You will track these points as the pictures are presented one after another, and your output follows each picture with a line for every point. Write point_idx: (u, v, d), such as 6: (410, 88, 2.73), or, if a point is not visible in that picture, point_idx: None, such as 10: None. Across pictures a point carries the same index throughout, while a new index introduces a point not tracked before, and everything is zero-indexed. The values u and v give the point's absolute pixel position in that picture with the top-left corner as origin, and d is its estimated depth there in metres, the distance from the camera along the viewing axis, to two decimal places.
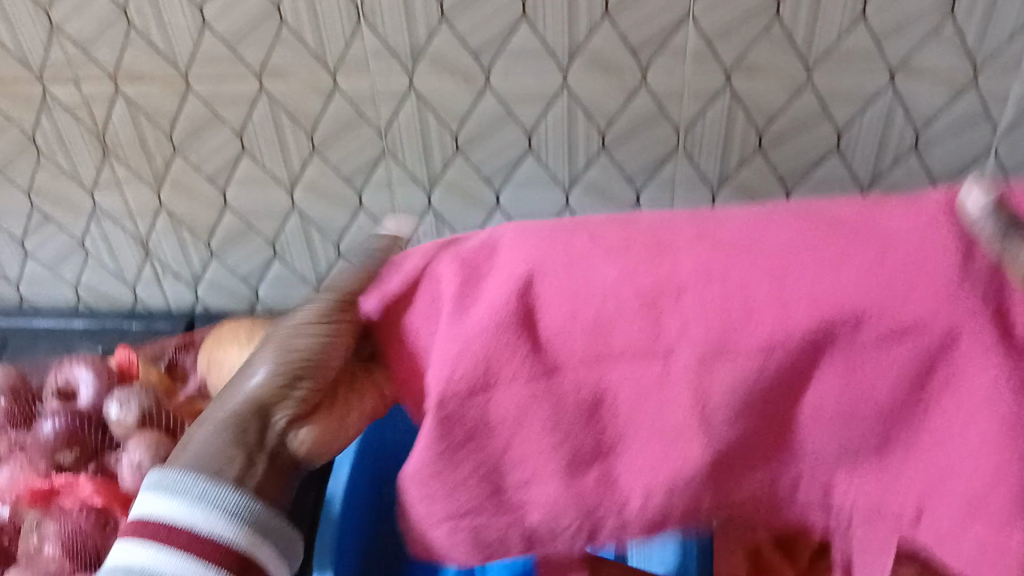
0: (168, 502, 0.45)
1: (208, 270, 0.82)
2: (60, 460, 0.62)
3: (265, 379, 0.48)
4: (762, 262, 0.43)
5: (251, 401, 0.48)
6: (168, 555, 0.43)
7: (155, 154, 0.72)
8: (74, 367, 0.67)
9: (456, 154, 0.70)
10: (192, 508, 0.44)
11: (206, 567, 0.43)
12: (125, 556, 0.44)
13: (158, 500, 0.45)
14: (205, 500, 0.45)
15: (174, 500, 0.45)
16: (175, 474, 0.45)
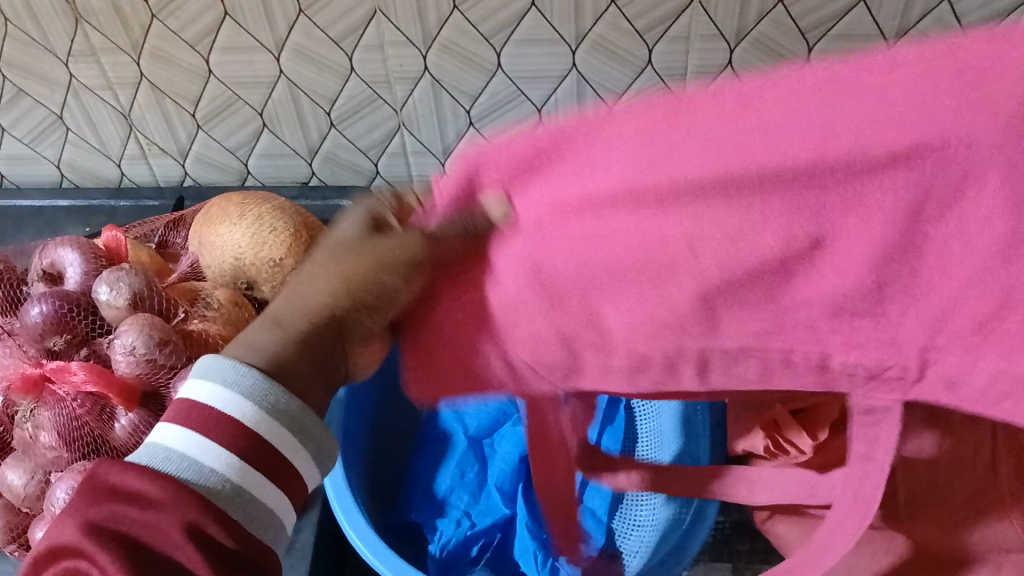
0: (203, 385, 0.34)
1: (196, 143, 0.79)
2: (51, 346, 0.59)
3: (332, 283, 0.35)
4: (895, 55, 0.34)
5: (317, 303, 0.35)
6: (197, 441, 0.33)
7: (131, 20, 0.67)
8: (59, 249, 0.63)
9: (453, 12, 0.66)
10: (229, 393, 0.33)
11: (231, 464, 0.33)
12: (151, 438, 0.34)
13: (195, 382, 0.35)
14: (243, 386, 0.33)
15: (211, 381, 0.34)
16: (214, 355, 0.34)
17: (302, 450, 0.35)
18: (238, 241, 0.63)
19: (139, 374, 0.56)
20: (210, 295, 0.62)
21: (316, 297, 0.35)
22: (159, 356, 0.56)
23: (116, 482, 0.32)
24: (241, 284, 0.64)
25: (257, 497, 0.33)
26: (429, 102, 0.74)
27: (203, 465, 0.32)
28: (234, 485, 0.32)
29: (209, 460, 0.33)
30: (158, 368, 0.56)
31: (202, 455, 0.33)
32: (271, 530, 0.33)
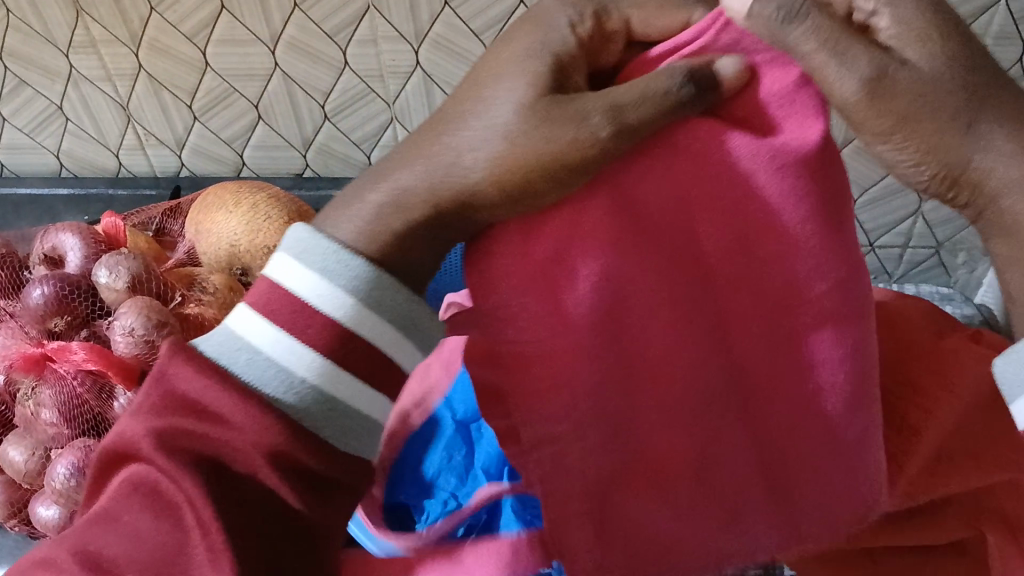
0: (300, 270, 0.35)
1: (192, 134, 0.81)
2: (52, 327, 0.61)
3: (493, 166, 0.34)
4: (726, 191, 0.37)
5: (461, 179, 0.35)
6: (286, 345, 0.34)
7: (130, 13, 0.69)
8: (60, 234, 0.65)
9: (444, 7, 0.67)
10: (328, 283, 0.34)
11: (331, 363, 0.35)
12: (240, 331, 0.35)
13: (291, 266, 0.35)
14: (344, 275, 0.35)
15: (319, 274, 0.35)
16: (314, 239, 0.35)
17: (405, 344, 0.36)
18: (233, 228, 0.65)
19: (138, 354, 0.59)
20: (206, 279, 0.65)
21: (462, 171, 0.35)
22: (158, 338, 0.58)
23: (184, 393, 0.34)
24: (236, 269, 0.66)
25: (348, 404, 0.35)
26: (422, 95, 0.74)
27: (298, 377, 0.34)
28: (321, 389, 0.34)
29: (299, 367, 0.34)
30: (153, 350, 0.59)
31: (294, 363, 0.34)
32: (358, 433, 0.36)
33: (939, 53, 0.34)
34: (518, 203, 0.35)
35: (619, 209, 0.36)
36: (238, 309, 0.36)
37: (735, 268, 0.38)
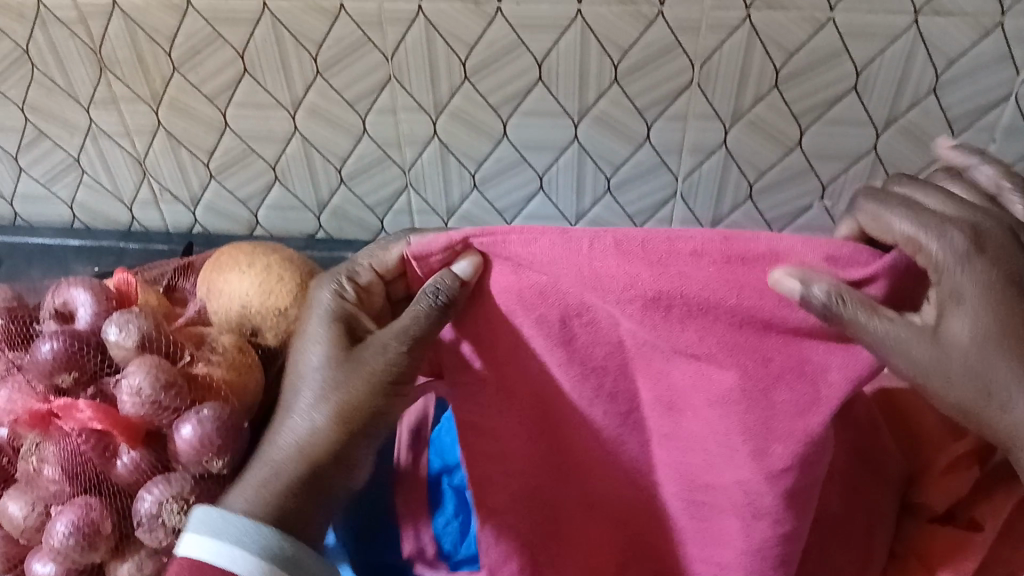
0: (213, 545, 0.52)
1: (207, 192, 0.80)
2: (59, 382, 0.61)
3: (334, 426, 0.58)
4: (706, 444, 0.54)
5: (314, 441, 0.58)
6: (224, 551, 0.52)
7: (153, 71, 0.70)
8: (71, 288, 0.65)
9: (465, 81, 0.68)
10: (231, 548, 0.52)
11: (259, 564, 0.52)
12: (196, 548, 0.53)
13: (203, 542, 0.53)
14: (245, 540, 0.53)
15: (226, 542, 0.53)
16: (228, 516, 0.54)
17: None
18: (245, 290, 0.65)
19: (144, 414, 0.58)
20: (216, 339, 0.65)
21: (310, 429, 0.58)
22: (166, 398, 0.58)
23: None
24: (246, 330, 0.66)
25: None
26: (437, 166, 0.75)
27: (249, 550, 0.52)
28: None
29: (240, 567, 0.52)
30: (162, 410, 0.59)
31: (239, 565, 0.52)
32: None
33: (979, 326, 0.47)
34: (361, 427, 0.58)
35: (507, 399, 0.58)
36: (189, 535, 0.54)
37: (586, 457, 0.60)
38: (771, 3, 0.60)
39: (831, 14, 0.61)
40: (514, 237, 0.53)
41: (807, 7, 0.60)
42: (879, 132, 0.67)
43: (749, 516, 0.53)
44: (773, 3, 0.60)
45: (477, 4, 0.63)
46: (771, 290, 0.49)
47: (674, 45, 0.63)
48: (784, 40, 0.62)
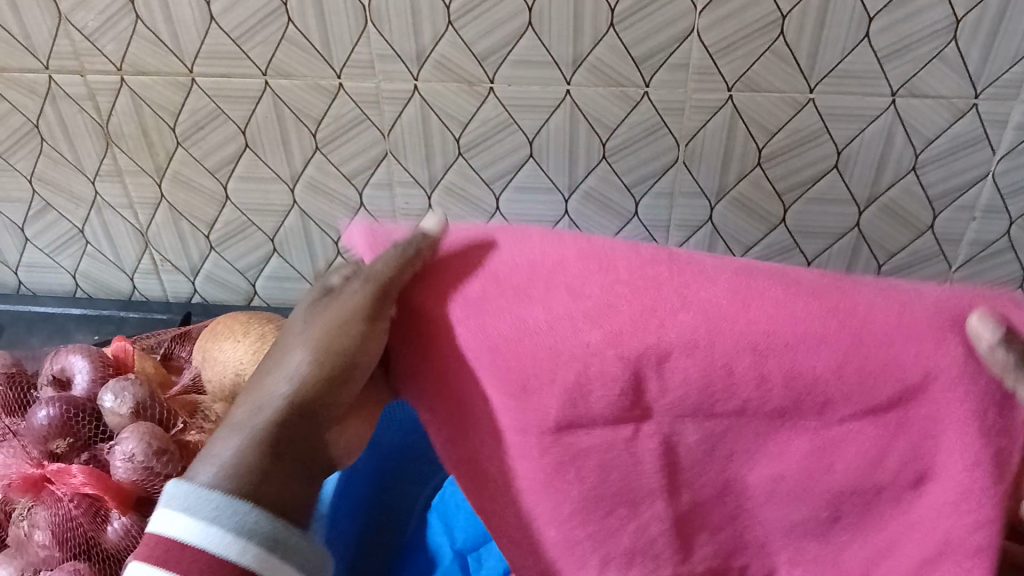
0: (189, 522, 0.39)
1: (208, 262, 0.82)
2: (53, 448, 0.62)
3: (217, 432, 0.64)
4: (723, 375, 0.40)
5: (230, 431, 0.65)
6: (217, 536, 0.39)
7: (157, 146, 0.73)
8: (69, 355, 0.67)
9: (458, 157, 0.70)
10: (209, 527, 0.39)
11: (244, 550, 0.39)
12: (173, 525, 0.40)
13: (177, 519, 0.40)
14: (221, 518, 0.39)
15: (201, 521, 0.39)
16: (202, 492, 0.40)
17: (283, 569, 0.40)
18: (239, 357, 0.66)
19: (136, 479, 0.59)
20: (208, 407, 0.66)
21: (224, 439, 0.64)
22: (157, 465, 0.59)
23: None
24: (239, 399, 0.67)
25: None
26: None
27: (248, 540, 0.39)
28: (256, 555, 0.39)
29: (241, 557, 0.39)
30: (155, 476, 0.59)
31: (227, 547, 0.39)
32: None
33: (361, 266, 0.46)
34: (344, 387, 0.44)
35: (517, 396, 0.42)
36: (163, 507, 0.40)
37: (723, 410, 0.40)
38: (751, 86, 0.63)
39: (811, 97, 0.63)
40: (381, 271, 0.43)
41: (786, 89, 0.63)
42: (861, 210, 0.69)
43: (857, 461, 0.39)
44: (754, 86, 0.63)
45: (470, 85, 0.65)
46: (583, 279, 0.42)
47: (661, 124, 0.66)
48: (766, 121, 0.65)
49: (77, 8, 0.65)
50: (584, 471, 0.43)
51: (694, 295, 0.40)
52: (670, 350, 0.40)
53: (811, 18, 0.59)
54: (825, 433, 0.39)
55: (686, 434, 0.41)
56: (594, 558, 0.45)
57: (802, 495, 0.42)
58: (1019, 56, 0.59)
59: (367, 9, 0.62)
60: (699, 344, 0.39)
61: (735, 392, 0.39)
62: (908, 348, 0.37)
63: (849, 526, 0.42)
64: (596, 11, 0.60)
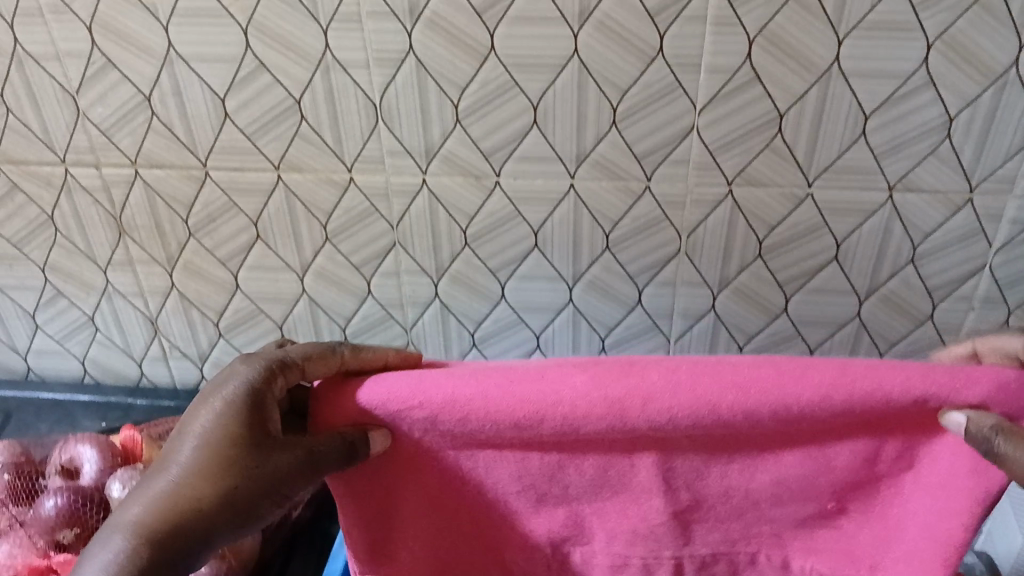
0: None
1: (215, 349, 0.82)
2: (59, 538, 0.62)
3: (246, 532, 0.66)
4: (729, 388, 0.48)
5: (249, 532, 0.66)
6: None
7: (170, 236, 0.74)
8: (78, 445, 0.68)
9: (465, 248, 0.72)
10: None
11: None
12: None
13: None
14: None
15: None
16: None
17: None
18: None
19: None
20: None
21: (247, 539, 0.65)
22: None
23: None
24: None
25: None
26: (438, 325, 0.78)
27: None
28: None
29: None
30: None
31: None
32: None
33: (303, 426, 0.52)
34: (275, 498, 0.47)
35: (517, 428, 0.50)
36: None
37: (702, 441, 0.50)
38: (750, 181, 0.64)
39: (810, 191, 0.65)
40: (367, 386, 0.50)
41: (786, 183, 0.64)
42: (862, 299, 0.70)
43: (810, 456, 0.51)
44: (754, 181, 0.64)
45: (477, 178, 0.67)
46: (546, 387, 0.49)
47: (663, 217, 0.67)
48: (766, 214, 0.66)
49: (96, 105, 0.67)
50: (580, 467, 0.52)
51: (643, 373, 0.50)
52: (650, 399, 0.48)
53: (809, 115, 0.61)
54: (819, 449, 0.50)
55: (678, 464, 0.52)
56: (601, 533, 0.55)
57: (805, 493, 0.52)
58: (1012, 153, 0.61)
59: (377, 106, 0.64)
60: (677, 387, 0.48)
61: (726, 424, 0.49)
62: (796, 390, 0.48)
63: (856, 514, 0.53)
64: (599, 109, 0.62)
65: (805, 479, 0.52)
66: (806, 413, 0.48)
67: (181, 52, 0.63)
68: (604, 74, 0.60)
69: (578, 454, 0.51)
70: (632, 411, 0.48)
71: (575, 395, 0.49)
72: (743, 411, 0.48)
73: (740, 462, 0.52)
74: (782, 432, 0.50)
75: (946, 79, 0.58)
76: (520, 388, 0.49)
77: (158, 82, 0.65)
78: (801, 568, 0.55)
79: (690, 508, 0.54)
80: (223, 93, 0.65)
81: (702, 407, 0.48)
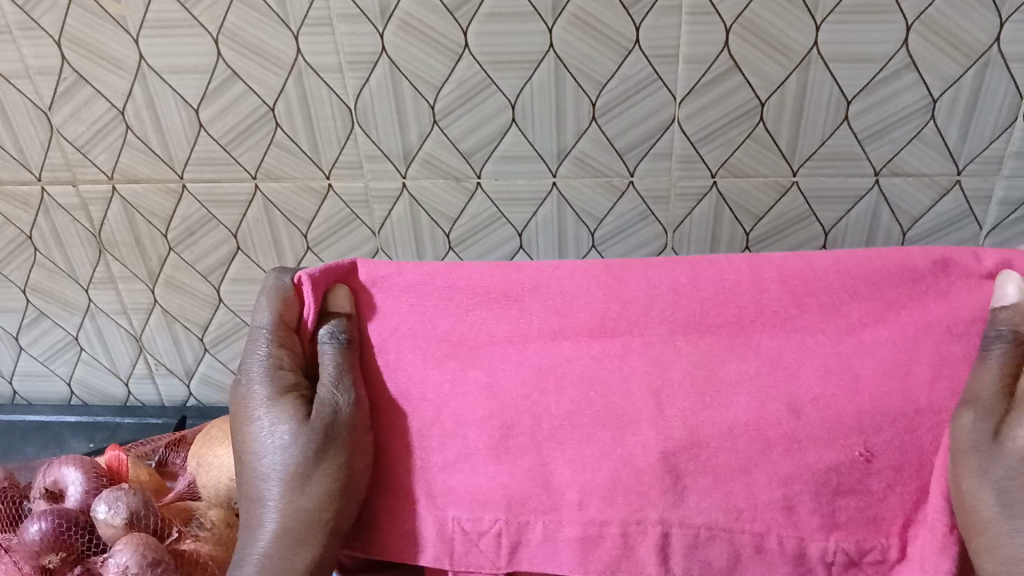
0: None
1: (202, 365, 0.81)
2: (45, 563, 0.61)
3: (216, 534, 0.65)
4: (732, 273, 0.50)
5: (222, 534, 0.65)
6: None
7: (150, 252, 0.73)
8: (62, 467, 0.66)
9: (449, 252, 0.71)
10: None
11: None
12: None
13: None
14: None
15: None
16: None
17: None
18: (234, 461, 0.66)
19: None
20: (204, 514, 0.65)
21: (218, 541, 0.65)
22: None
23: None
24: (234, 504, 0.67)
25: None
26: None
27: None
28: None
29: None
30: None
31: None
32: None
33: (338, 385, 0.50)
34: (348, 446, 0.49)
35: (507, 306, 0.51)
36: None
37: (708, 324, 0.50)
38: (734, 172, 0.63)
39: (794, 180, 0.64)
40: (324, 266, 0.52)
41: (770, 173, 0.63)
42: None
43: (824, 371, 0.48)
44: (737, 172, 0.63)
45: (458, 180, 0.66)
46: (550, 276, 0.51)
47: (647, 213, 0.66)
48: (751, 206, 0.65)
49: (69, 121, 0.66)
50: (562, 381, 0.50)
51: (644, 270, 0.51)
52: (650, 277, 0.51)
53: (790, 103, 0.60)
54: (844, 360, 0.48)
55: (683, 350, 0.50)
56: (572, 493, 0.49)
57: (830, 419, 0.47)
58: (998, 133, 0.60)
59: (353, 110, 0.63)
60: (680, 267, 0.51)
61: (728, 306, 0.50)
62: (821, 265, 0.49)
63: (885, 468, 0.47)
64: (578, 105, 0.61)
65: (827, 395, 0.47)
66: (806, 299, 0.49)
67: (153, 64, 0.62)
68: (581, 69, 0.59)
69: (573, 337, 0.51)
70: (621, 292, 0.51)
71: (570, 284, 0.51)
72: (757, 292, 0.50)
73: (759, 361, 0.49)
74: (797, 311, 0.49)
75: (927, 61, 0.57)
76: (510, 278, 0.51)
77: (131, 96, 0.64)
78: (823, 553, 0.47)
79: (682, 446, 0.48)
80: (196, 104, 0.64)
81: (700, 292, 0.50)
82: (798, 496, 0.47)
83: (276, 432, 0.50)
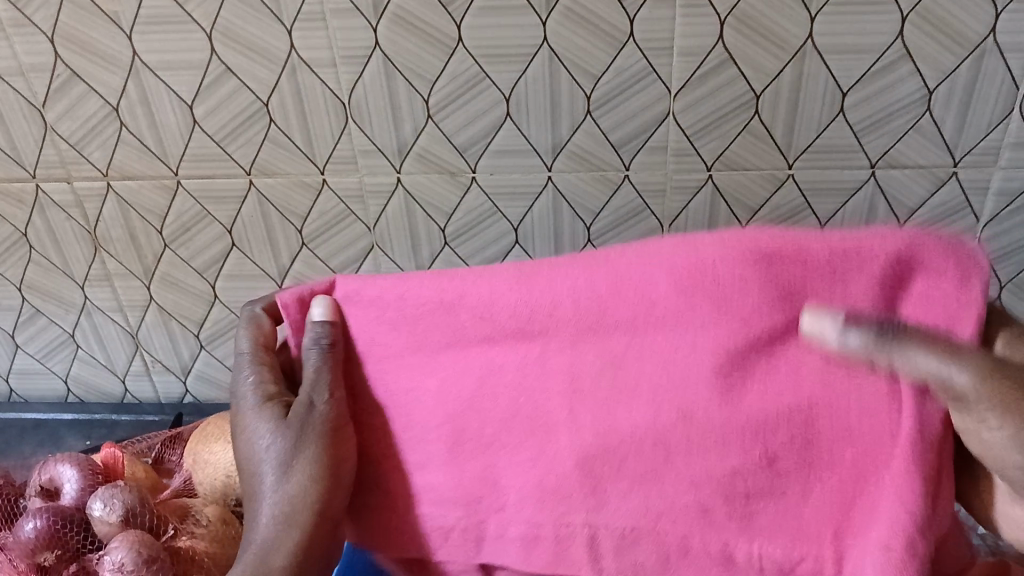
0: None
1: (198, 362, 0.81)
2: (41, 561, 0.60)
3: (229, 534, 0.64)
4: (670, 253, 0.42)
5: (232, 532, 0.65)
6: None
7: (146, 249, 0.73)
8: (58, 465, 0.66)
9: (444, 247, 0.70)
10: None
11: None
12: None
13: None
14: None
15: None
16: None
17: None
18: (230, 459, 0.66)
19: None
20: (200, 512, 0.65)
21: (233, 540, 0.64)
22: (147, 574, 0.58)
23: None
24: (230, 501, 0.67)
25: None
26: None
27: None
28: None
29: None
30: None
31: None
32: None
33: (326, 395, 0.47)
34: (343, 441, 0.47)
35: (450, 307, 0.46)
36: None
37: (614, 326, 0.43)
38: (730, 165, 0.63)
39: (790, 173, 0.63)
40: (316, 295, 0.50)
41: (766, 166, 0.63)
42: None
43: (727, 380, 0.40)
44: (733, 165, 0.63)
45: (453, 175, 0.66)
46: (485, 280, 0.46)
47: (644, 207, 0.66)
48: (748, 199, 0.65)
49: (63, 118, 0.66)
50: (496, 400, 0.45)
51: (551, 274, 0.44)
52: (546, 270, 0.45)
53: (786, 95, 0.59)
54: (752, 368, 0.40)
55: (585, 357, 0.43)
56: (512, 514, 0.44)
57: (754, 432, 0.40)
58: (994, 124, 0.60)
59: (346, 104, 0.63)
60: (600, 262, 0.44)
61: (620, 302, 0.43)
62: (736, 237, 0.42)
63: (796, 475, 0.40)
64: (573, 98, 0.61)
65: (759, 401, 0.40)
66: (719, 279, 0.40)
67: (147, 60, 0.62)
68: (575, 62, 0.59)
69: (480, 345, 0.46)
70: (536, 286, 0.44)
71: (487, 288, 0.45)
72: (642, 292, 0.42)
73: (664, 372, 0.42)
74: (686, 299, 0.41)
75: (923, 52, 0.57)
76: (424, 290, 0.47)
77: (125, 92, 0.64)
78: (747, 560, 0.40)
79: (593, 451, 0.43)
80: (190, 100, 0.64)
81: (632, 286, 0.43)
82: (710, 500, 0.41)
83: (268, 442, 0.47)
